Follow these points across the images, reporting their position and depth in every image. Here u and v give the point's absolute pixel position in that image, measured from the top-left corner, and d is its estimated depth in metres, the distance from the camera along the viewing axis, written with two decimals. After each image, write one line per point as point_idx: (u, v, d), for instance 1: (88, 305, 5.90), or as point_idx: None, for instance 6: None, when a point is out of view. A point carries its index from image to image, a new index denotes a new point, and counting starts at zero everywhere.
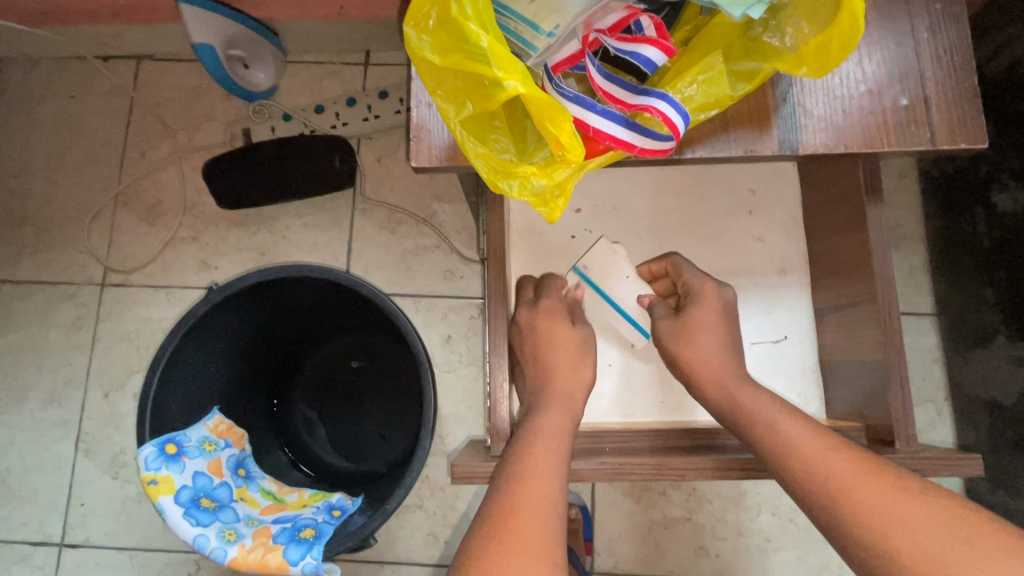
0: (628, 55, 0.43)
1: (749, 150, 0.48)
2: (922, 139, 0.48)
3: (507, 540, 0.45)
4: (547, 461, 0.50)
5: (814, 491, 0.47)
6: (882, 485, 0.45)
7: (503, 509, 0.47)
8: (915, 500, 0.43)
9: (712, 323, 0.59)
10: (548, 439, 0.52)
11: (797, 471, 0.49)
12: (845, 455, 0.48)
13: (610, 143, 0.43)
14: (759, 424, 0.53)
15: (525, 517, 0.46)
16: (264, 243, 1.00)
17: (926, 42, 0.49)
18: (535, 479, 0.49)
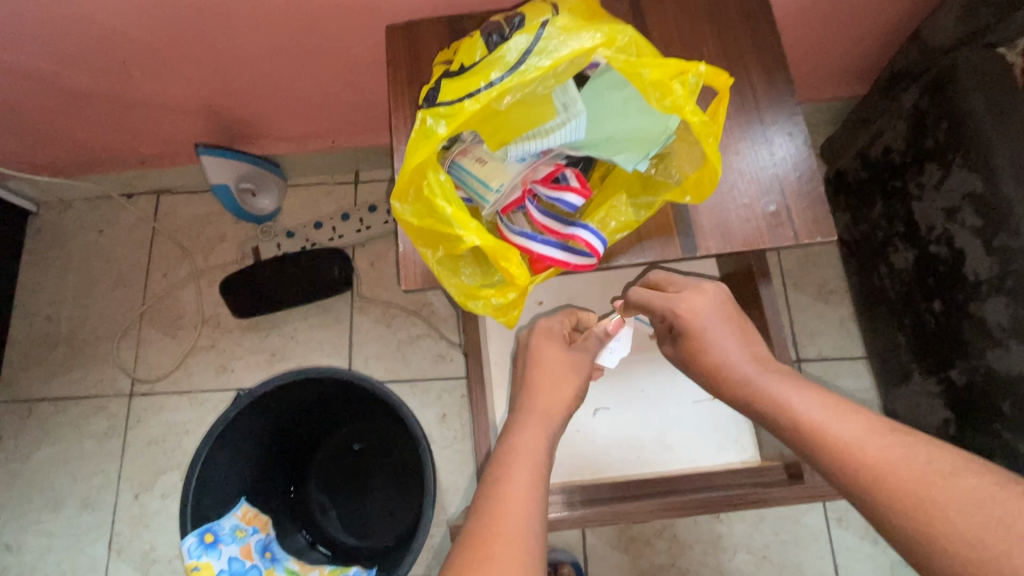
0: (556, 199, 0.59)
1: (659, 255, 0.63)
2: (788, 236, 0.63)
3: (494, 540, 0.45)
4: (526, 475, 0.52)
5: (851, 474, 0.48)
6: (918, 469, 0.46)
7: (487, 520, 0.47)
8: (949, 482, 0.44)
9: (726, 340, 0.62)
10: (528, 455, 0.54)
11: (827, 456, 0.50)
12: (876, 436, 0.49)
13: (551, 261, 0.58)
14: (782, 415, 0.55)
15: (508, 528, 0.46)
16: (275, 345, 1.13)
17: (785, 162, 0.66)
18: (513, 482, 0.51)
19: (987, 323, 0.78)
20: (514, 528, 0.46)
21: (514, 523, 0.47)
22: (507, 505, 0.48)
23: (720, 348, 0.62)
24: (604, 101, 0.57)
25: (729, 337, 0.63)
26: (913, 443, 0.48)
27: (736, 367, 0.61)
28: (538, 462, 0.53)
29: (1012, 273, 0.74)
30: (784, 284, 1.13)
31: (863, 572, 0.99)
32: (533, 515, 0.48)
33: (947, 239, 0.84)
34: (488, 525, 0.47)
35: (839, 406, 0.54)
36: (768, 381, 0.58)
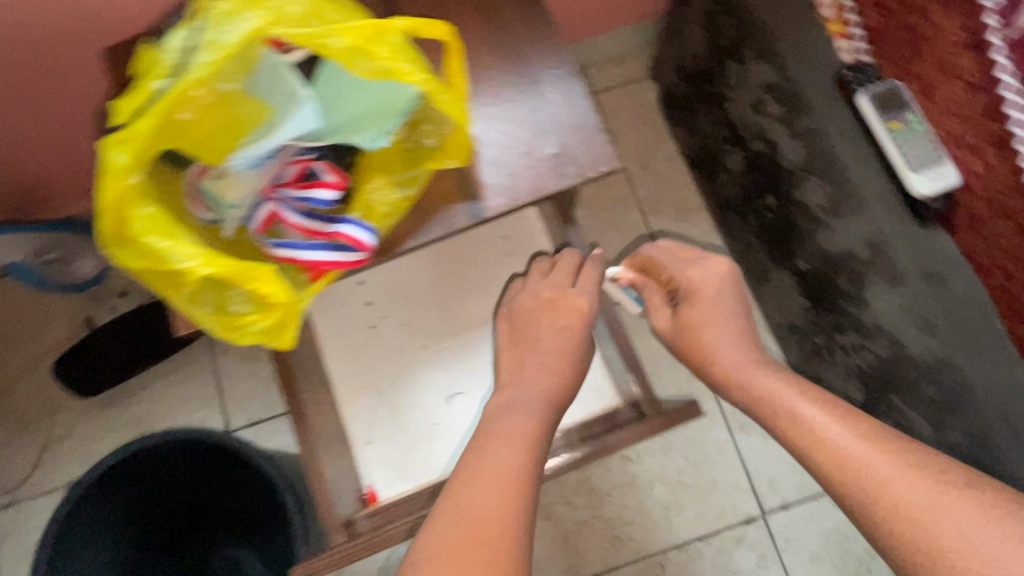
0: (306, 198, 0.53)
1: (447, 227, 0.59)
2: (572, 175, 0.60)
3: (471, 537, 0.48)
4: (512, 461, 0.55)
5: (862, 483, 0.53)
6: (924, 478, 0.51)
7: (467, 508, 0.51)
8: (950, 490, 0.50)
9: (718, 315, 0.74)
10: (514, 441, 0.58)
11: (834, 472, 0.55)
12: (879, 450, 0.54)
13: (326, 266, 0.54)
14: (782, 411, 0.63)
15: (487, 525, 0.49)
16: (140, 413, 1.05)
17: (555, 99, 0.62)
18: (505, 473, 0.54)
19: (811, 205, 0.78)
20: (498, 512, 0.51)
21: (497, 509, 0.51)
22: (492, 493, 0.52)
23: (709, 331, 0.74)
24: (336, 83, 0.53)
25: (727, 302, 0.75)
26: (910, 452, 0.54)
27: (724, 349, 0.72)
28: (533, 450, 0.58)
29: (819, 152, 0.74)
30: (643, 213, 1.12)
31: (773, 470, 1.01)
32: (513, 499, 0.52)
33: (762, 134, 0.84)
34: (467, 517, 0.50)
35: (836, 408, 0.61)
36: (764, 379, 0.67)
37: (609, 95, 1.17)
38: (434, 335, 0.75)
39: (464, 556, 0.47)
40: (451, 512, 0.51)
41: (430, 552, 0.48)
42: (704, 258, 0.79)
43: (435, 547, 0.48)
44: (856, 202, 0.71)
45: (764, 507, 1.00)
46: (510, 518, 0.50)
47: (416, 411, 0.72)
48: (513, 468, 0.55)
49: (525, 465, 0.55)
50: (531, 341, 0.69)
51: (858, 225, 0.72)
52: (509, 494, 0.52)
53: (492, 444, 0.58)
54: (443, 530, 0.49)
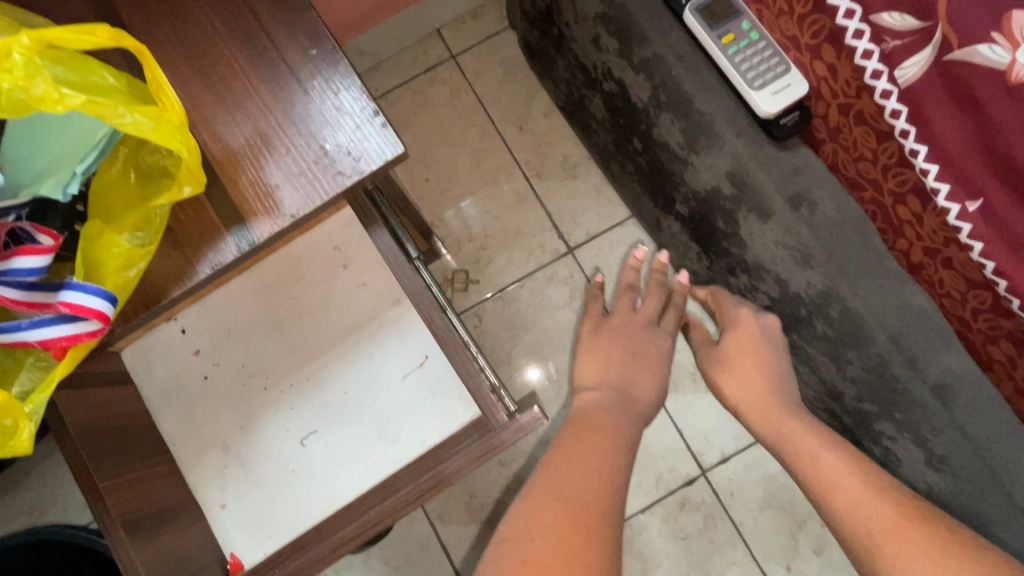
0: (5, 272, 0.43)
1: (213, 263, 0.50)
2: (349, 172, 0.51)
3: (564, 527, 0.46)
4: (595, 448, 0.54)
5: (863, 528, 0.52)
6: (923, 530, 0.49)
7: (557, 491, 0.49)
8: (938, 537, 0.49)
9: (753, 356, 0.67)
10: (598, 432, 0.56)
11: (834, 501, 0.55)
12: (872, 493, 0.54)
13: (59, 343, 0.45)
14: (795, 450, 0.61)
15: (591, 510, 0.48)
16: (25, 503, 0.96)
17: (313, 85, 0.52)
18: (593, 460, 0.53)
19: (670, 145, 0.69)
20: (596, 495, 0.50)
21: (590, 492, 0.49)
22: (576, 480, 0.50)
23: (743, 366, 0.67)
24: (23, 123, 0.44)
25: (779, 357, 0.67)
26: (920, 509, 0.52)
27: (754, 391, 0.65)
28: (615, 439, 0.56)
29: (662, 84, 0.65)
30: (529, 178, 1.03)
31: (708, 424, 0.95)
32: (611, 489, 0.51)
33: (609, 73, 0.74)
34: (563, 500, 0.49)
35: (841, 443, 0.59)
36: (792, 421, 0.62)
37: (471, 57, 1.06)
38: (275, 372, 0.66)
39: (565, 540, 0.45)
40: (545, 494, 0.50)
41: (528, 529, 0.47)
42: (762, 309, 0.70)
43: (529, 528, 0.47)
44: (709, 134, 0.63)
45: (704, 465, 0.94)
46: (600, 508, 0.49)
47: (267, 462, 0.64)
48: (606, 458, 0.53)
49: (608, 452, 0.54)
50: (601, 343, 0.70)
51: (715, 159, 0.64)
52: (602, 482, 0.51)
53: (575, 430, 0.57)
54: (547, 506, 0.48)
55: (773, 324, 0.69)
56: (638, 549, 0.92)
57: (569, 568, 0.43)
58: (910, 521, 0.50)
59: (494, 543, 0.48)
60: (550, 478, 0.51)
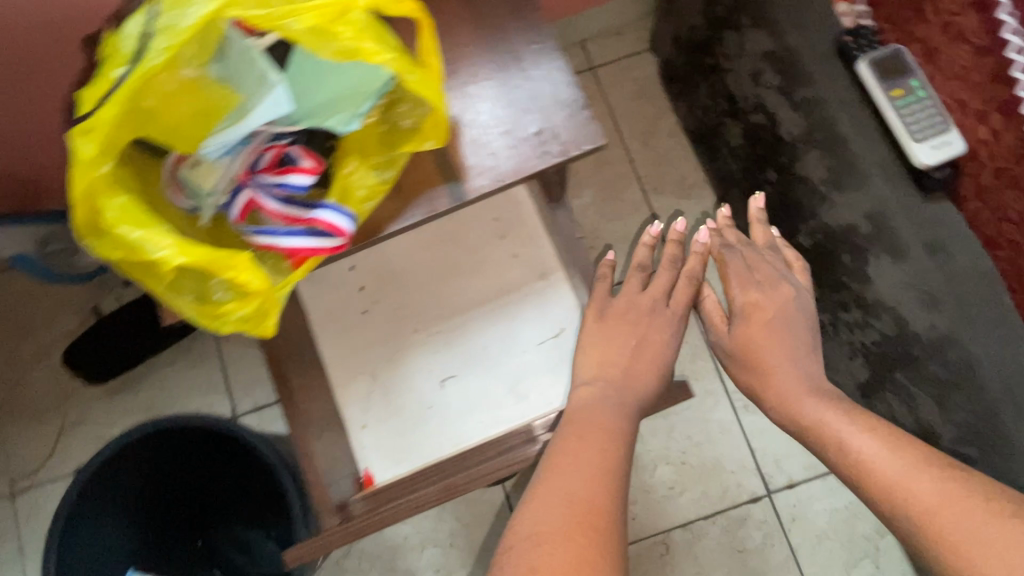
0: (281, 184, 0.53)
1: (428, 211, 0.58)
2: (557, 153, 0.59)
3: (565, 530, 0.47)
4: (594, 445, 0.54)
5: (918, 517, 0.47)
6: (987, 512, 0.44)
7: (558, 492, 0.50)
8: (1010, 522, 0.43)
9: (776, 340, 0.64)
10: (596, 432, 0.56)
11: (895, 500, 0.49)
12: (928, 474, 0.49)
13: (304, 253, 0.53)
14: (830, 441, 0.57)
15: (595, 505, 0.48)
16: (147, 400, 1.06)
17: (535, 76, 0.60)
18: (590, 455, 0.53)
19: (811, 179, 0.76)
20: (595, 493, 0.50)
21: (587, 490, 0.50)
22: (580, 482, 0.51)
23: (769, 352, 0.64)
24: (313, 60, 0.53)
25: (798, 332, 0.66)
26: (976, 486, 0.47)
27: (779, 375, 0.63)
28: (614, 437, 0.56)
29: (817, 122, 0.71)
30: (645, 190, 1.10)
31: (779, 448, 1.00)
32: (614, 487, 0.51)
33: (760, 105, 0.81)
34: (570, 501, 0.49)
35: (868, 422, 0.56)
36: (811, 411, 0.59)
37: (609, 70, 1.14)
38: (424, 319, 0.74)
39: (571, 538, 0.46)
40: (549, 495, 0.50)
41: (534, 526, 0.48)
42: (779, 280, 0.69)
43: (535, 529, 0.48)
44: (855, 172, 0.69)
45: (770, 485, 0.99)
46: (603, 509, 0.49)
47: (408, 396, 0.72)
48: (609, 458, 0.54)
49: (610, 451, 0.54)
50: (617, 318, 0.66)
51: (858, 199, 0.69)
52: (605, 479, 0.51)
53: (579, 420, 0.58)
54: (554, 504, 0.49)
55: (792, 295, 0.68)
56: (694, 553, 0.98)
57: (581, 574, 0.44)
58: (977, 502, 0.45)
59: (500, 551, 0.49)
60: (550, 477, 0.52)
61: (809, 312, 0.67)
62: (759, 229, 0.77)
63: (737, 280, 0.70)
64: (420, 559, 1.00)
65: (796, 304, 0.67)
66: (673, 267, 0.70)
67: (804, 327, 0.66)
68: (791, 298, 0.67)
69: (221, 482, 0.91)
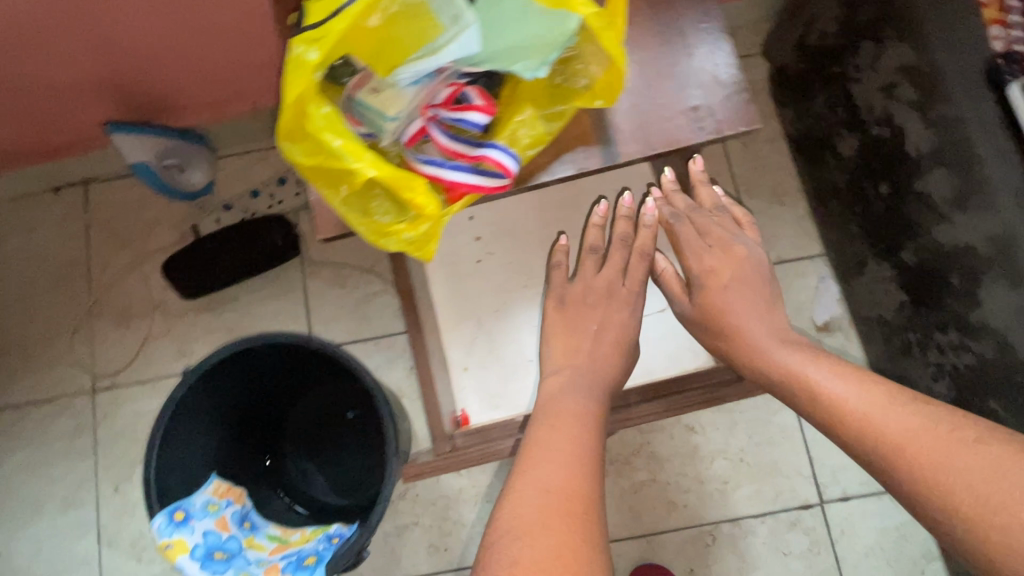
0: (458, 120, 0.55)
1: (580, 167, 0.61)
2: (711, 131, 0.61)
3: (548, 516, 0.52)
4: (563, 439, 0.60)
5: (883, 444, 0.52)
6: (940, 438, 0.49)
7: (536, 484, 0.55)
8: (970, 450, 0.47)
9: (738, 306, 0.69)
10: (564, 428, 0.61)
11: (858, 434, 0.54)
12: (897, 410, 0.53)
13: (465, 188, 0.56)
14: (801, 386, 0.61)
15: (574, 496, 0.54)
16: (231, 321, 1.10)
17: (700, 54, 0.62)
18: (563, 449, 0.58)
19: (931, 198, 0.77)
20: (571, 482, 0.55)
21: (561, 481, 0.55)
22: (555, 473, 0.56)
23: (738, 310, 0.69)
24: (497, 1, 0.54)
25: (752, 294, 0.70)
26: (940, 414, 0.52)
27: (755, 328, 0.68)
28: (581, 432, 0.61)
29: (952, 143, 0.72)
30: (737, 190, 1.11)
31: (838, 460, 1.01)
32: (588, 478, 0.56)
33: (887, 118, 0.82)
34: (552, 489, 0.54)
35: (838, 370, 0.60)
36: (780, 357, 0.64)
37: None
38: (535, 277, 0.77)
39: (549, 524, 0.51)
40: (527, 486, 0.55)
41: (523, 511, 0.52)
42: (736, 241, 0.73)
43: (516, 519, 0.52)
44: (985, 198, 0.69)
45: (824, 494, 1.00)
46: (579, 498, 0.54)
47: (511, 345, 0.76)
48: (580, 447, 0.59)
49: (581, 444, 0.59)
50: (580, 306, 0.73)
51: (983, 222, 0.70)
52: (580, 471, 0.56)
53: (550, 419, 0.63)
54: (536, 493, 0.54)
55: (755, 254, 0.73)
56: (740, 548, 0.99)
57: (568, 559, 0.49)
58: (932, 429, 0.50)
59: (485, 541, 0.53)
60: (524, 472, 0.57)
61: (764, 270, 0.72)
62: (705, 190, 0.76)
63: (691, 245, 0.74)
64: (472, 512, 1.02)
65: (750, 265, 0.71)
66: (626, 246, 0.75)
67: (769, 287, 0.71)
68: (744, 261, 0.72)
69: (305, 406, 0.99)
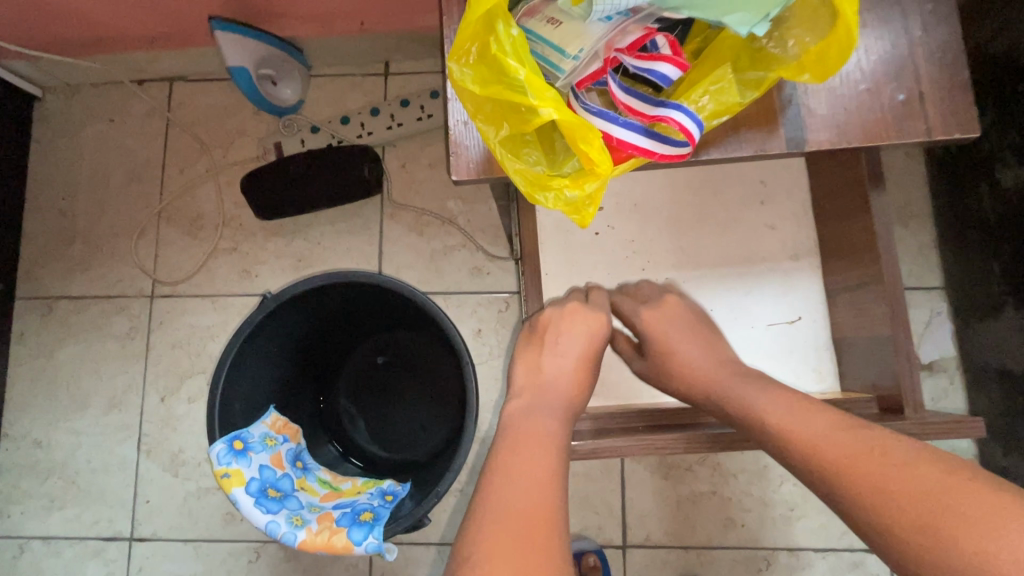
0: (644, 71, 0.47)
1: (759, 149, 0.53)
2: (919, 131, 0.52)
3: (511, 548, 0.44)
4: (536, 454, 0.52)
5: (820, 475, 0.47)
6: (883, 460, 0.45)
7: (499, 508, 0.47)
8: (903, 469, 0.43)
9: (688, 348, 0.63)
10: (537, 441, 0.53)
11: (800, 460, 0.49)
12: (846, 435, 0.48)
13: (632, 151, 0.48)
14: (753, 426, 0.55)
15: (542, 524, 0.46)
16: (301, 250, 1.05)
17: (921, 39, 0.53)
18: (530, 462, 0.51)
19: None
20: (537, 504, 0.47)
21: (530, 502, 0.47)
22: (521, 493, 0.48)
23: (685, 350, 0.63)
24: None
25: (694, 336, 0.65)
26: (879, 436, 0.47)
27: (700, 367, 0.62)
28: (557, 446, 0.53)
29: None
30: None
31: None
32: (555, 498, 0.48)
33: None
34: (517, 513, 0.46)
35: (778, 395, 0.55)
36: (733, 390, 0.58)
37: None
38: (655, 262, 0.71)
39: (512, 557, 0.43)
40: (491, 510, 0.47)
41: (477, 551, 0.44)
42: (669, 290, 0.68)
43: (478, 552, 0.44)
44: None
45: None
46: (547, 523, 0.46)
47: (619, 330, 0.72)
48: (550, 461, 0.51)
49: (551, 458, 0.51)
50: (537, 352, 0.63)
51: None
52: (550, 491, 0.48)
53: (516, 428, 0.55)
54: (492, 526, 0.45)
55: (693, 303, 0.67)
56: None
57: None
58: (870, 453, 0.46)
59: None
60: (488, 492, 0.49)
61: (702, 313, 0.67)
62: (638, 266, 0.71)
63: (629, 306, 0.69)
64: None
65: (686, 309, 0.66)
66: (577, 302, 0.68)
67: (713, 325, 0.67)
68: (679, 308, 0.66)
69: (366, 347, 0.96)
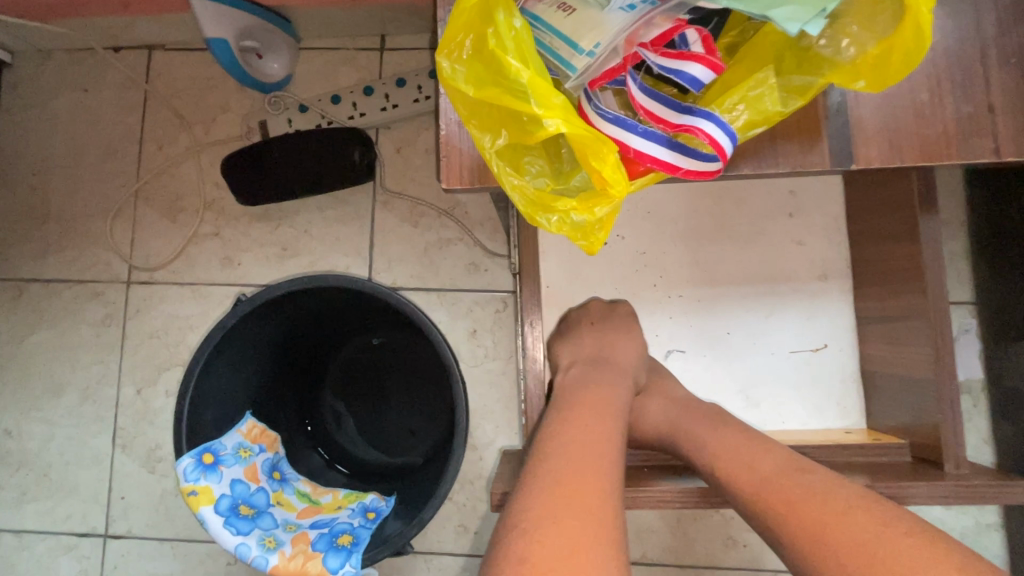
0: (671, 72, 0.40)
1: (798, 166, 0.45)
2: (986, 150, 0.44)
3: (561, 501, 0.43)
4: (593, 422, 0.51)
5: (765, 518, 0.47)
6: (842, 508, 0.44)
7: (554, 463, 0.46)
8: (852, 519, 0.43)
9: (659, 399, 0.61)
10: (593, 410, 0.53)
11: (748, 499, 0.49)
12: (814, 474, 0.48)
13: (652, 164, 0.40)
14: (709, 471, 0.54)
15: (591, 487, 0.44)
16: (286, 238, 0.99)
17: (993, 41, 0.46)
18: (583, 426, 0.50)
19: None
20: (595, 463, 0.47)
21: (581, 465, 0.46)
22: (571, 452, 0.47)
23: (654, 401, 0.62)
24: None
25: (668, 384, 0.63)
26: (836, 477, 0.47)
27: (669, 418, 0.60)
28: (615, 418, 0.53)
29: None
30: None
31: None
32: (612, 465, 0.47)
33: None
34: (565, 470, 0.45)
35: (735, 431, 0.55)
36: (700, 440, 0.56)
37: None
38: (670, 276, 0.66)
39: (558, 513, 0.42)
40: (545, 466, 0.46)
41: (525, 516, 0.43)
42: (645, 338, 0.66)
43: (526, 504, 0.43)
44: None
45: None
46: (603, 484, 0.45)
47: None
48: (606, 432, 0.51)
49: (609, 429, 0.51)
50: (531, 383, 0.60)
51: None
52: (608, 455, 0.48)
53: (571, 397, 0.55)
54: (545, 485, 0.44)
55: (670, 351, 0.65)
56: None
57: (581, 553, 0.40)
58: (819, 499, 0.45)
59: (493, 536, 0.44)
60: (541, 452, 0.48)
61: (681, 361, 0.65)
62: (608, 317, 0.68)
63: None
64: None
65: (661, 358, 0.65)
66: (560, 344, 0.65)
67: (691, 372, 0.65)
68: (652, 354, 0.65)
69: (352, 345, 0.90)
